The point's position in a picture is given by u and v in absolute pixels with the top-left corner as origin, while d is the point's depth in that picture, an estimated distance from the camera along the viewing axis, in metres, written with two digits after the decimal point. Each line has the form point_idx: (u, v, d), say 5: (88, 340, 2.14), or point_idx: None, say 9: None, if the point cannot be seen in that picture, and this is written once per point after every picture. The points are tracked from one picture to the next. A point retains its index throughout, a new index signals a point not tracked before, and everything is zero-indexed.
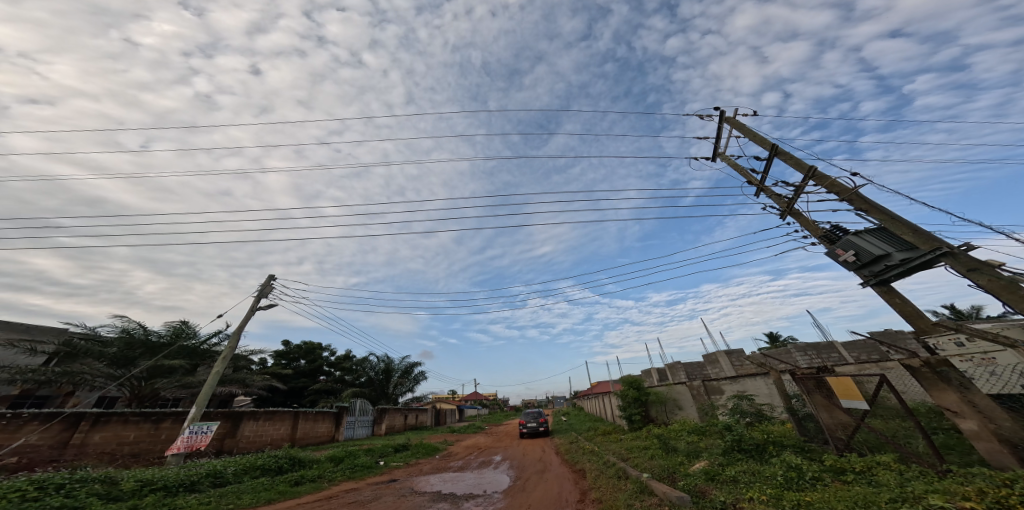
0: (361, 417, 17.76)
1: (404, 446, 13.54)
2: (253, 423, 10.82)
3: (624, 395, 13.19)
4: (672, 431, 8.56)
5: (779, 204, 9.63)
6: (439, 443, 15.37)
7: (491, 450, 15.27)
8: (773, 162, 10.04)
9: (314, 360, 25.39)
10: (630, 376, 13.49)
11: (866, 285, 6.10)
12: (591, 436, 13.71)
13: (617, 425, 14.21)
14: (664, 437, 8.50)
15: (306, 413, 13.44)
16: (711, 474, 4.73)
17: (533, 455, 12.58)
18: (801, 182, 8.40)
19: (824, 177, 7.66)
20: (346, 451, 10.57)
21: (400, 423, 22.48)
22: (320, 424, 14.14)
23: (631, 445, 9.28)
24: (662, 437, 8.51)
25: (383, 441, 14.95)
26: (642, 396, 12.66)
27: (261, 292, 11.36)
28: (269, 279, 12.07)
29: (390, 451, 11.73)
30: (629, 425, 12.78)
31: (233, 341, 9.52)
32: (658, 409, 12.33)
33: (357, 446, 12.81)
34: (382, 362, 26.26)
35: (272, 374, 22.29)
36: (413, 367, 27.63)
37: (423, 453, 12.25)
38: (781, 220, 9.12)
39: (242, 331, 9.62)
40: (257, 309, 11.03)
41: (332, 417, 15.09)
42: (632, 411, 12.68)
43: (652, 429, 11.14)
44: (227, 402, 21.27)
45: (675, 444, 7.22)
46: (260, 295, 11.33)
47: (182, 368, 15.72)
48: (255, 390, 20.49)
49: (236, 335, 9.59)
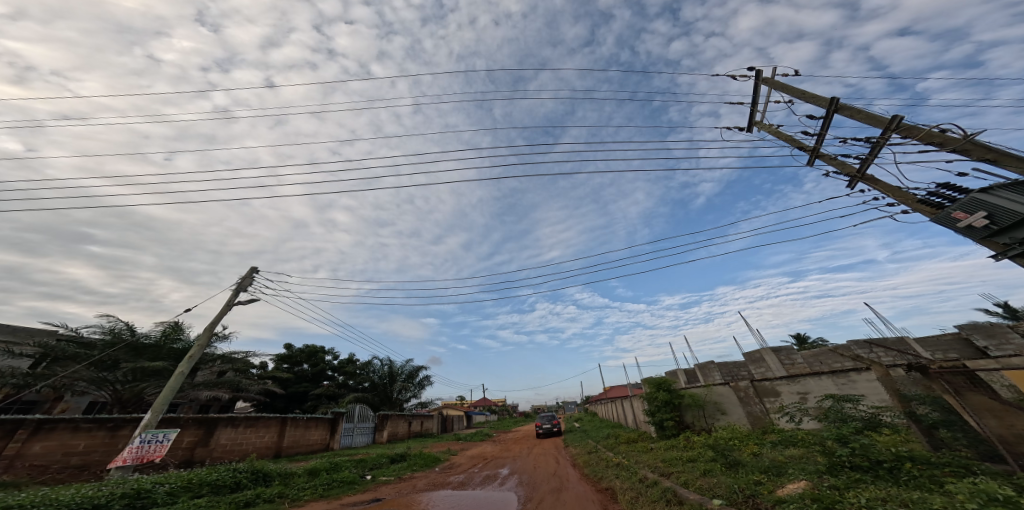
0: (360, 424, 16.42)
1: (403, 455, 12.17)
2: (232, 429, 9.56)
3: (653, 399, 11.50)
4: (730, 442, 6.93)
5: (845, 170, 8.11)
6: (442, 453, 13.88)
7: (499, 460, 13.70)
8: (831, 120, 8.52)
9: (317, 364, 24.31)
10: (658, 376, 11.82)
11: (1000, 258, 4.58)
12: (613, 445, 12.02)
13: (643, 432, 12.51)
14: (718, 449, 6.82)
15: (296, 419, 12.11)
16: (826, 501, 3.24)
17: (544, 468, 11.04)
18: (877, 137, 6.95)
19: (916, 128, 6.25)
20: (330, 462, 9.25)
21: (403, 431, 21.10)
22: (313, 431, 12.84)
23: (670, 458, 7.64)
24: (713, 450, 6.81)
25: (383, 450, 13.62)
26: (675, 399, 10.96)
27: (244, 284, 10.28)
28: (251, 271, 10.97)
29: (386, 463, 10.37)
30: (660, 433, 11.04)
31: (206, 336, 8.38)
32: (695, 415, 10.64)
33: (352, 455, 11.55)
34: (386, 366, 25.03)
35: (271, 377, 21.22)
36: (418, 371, 26.26)
37: (422, 465, 10.83)
38: (850, 188, 7.67)
39: (215, 326, 8.47)
40: (235, 304, 9.89)
41: (327, 423, 13.82)
42: (663, 417, 10.97)
43: (690, 437, 9.43)
44: (224, 408, 20.30)
45: (740, 457, 5.61)
46: (239, 288, 10.18)
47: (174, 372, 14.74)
48: (252, 396, 19.33)
49: (210, 329, 8.47)
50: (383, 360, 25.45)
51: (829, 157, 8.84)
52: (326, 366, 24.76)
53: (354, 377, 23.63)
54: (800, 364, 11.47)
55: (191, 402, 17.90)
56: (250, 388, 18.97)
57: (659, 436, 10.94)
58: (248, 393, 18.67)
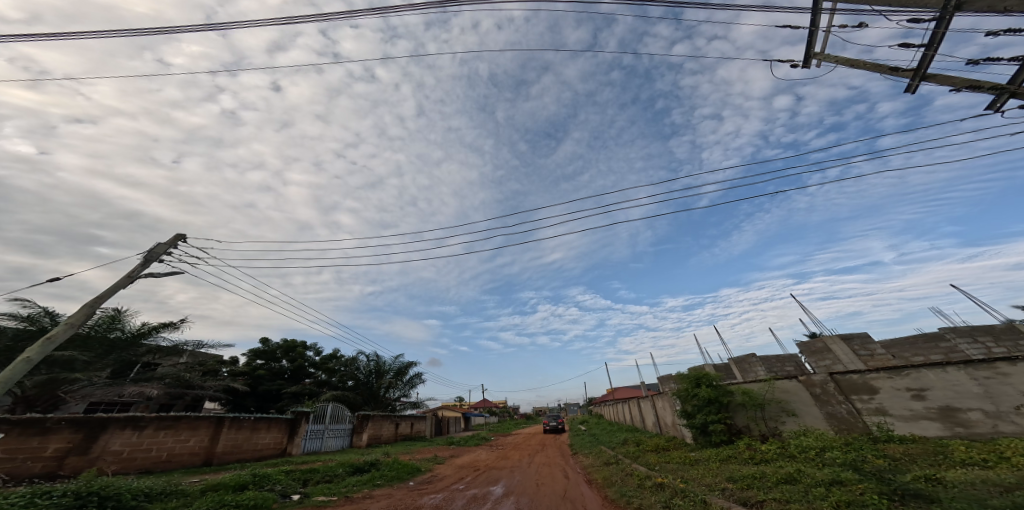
0: (334, 425, 13.97)
1: (373, 464, 9.75)
2: (132, 433, 7.08)
3: (692, 395, 9.04)
4: (857, 460, 4.41)
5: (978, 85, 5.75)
6: (422, 461, 11.38)
7: (494, 473, 11.16)
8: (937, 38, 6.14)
9: (296, 359, 21.94)
10: (696, 369, 9.41)
11: None
12: (638, 454, 9.47)
13: (673, 438, 10.02)
14: (850, 473, 4.26)
15: (240, 419, 9.67)
16: None
17: (550, 487, 8.52)
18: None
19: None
20: (260, 473, 6.86)
21: (389, 433, 18.64)
22: (263, 434, 10.41)
23: (742, 479, 5.12)
24: (836, 475, 4.24)
25: (352, 456, 11.17)
26: (722, 397, 8.53)
27: (164, 249, 8.17)
28: (177, 238, 8.66)
29: (342, 475, 7.95)
30: (704, 440, 8.49)
31: (82, 314, 6.31)
32: (754, 418, 8.21)
33: (305, 465, 9.11)
34: (372, 362, 22.58)
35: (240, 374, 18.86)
36: (408, 368, 23.76)
37: (394, 478, 8.38)
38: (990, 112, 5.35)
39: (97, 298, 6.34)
40: (141, 276, 7.59)
41: (286, 424, 11.38)
42: (707, 420, 8.41)
43: (751, 446, 6.97)
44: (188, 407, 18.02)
45: (933, 494, 3.01)
46: (149, 257, 7.84)
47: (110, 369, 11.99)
48: (211, 395, 16.76)
49: (95, 302, 6.36)
50: (369, 355, 23.01)
51: (939, 76, 6.45)
52: (307, 362, 22.42)
53: (334, 373, 21.04)
54: (880, 356, 9.14)
55: (144, 401, 15.69)
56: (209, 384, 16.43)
57: (703, 445, 8.34)
58: (202, 392, 16.00)
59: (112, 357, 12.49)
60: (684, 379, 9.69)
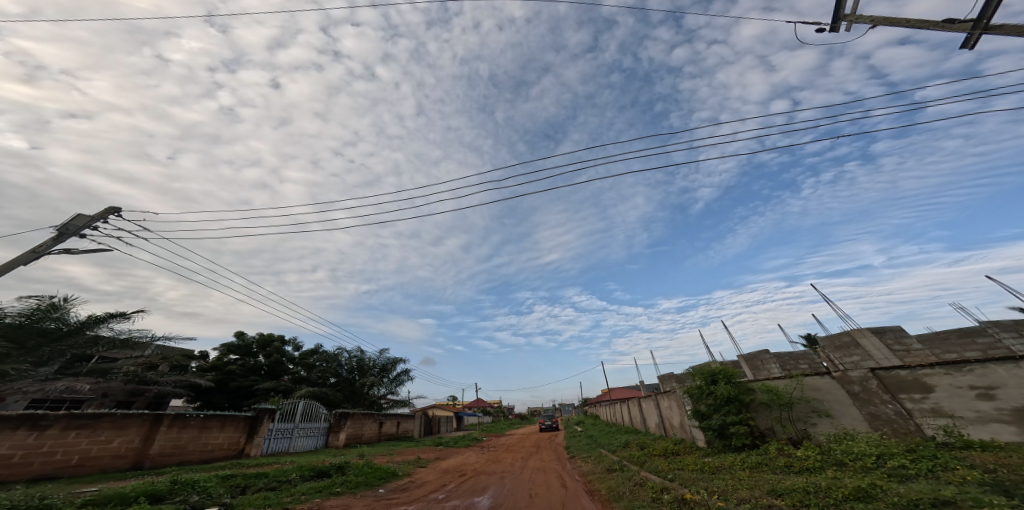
0: (305, 425, 13.22)
1: (340, 466, 8.69)
2: (34, 433, 5.82)
3: (709, 393, 7.93)
4: (969, 482, 3.25)
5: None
6: (399, 464, 10.15)
7: (480, 478, 10.03)
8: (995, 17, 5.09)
9: (273, 355, 20.80)
10: (708, 364, 8.38)
11: None
12: (644, 460, 8.30)
13: (683, 442, 8.93)
14: (957, 491, 3.13)
15: (185, 417, 8.51)
16: None
17: (540, 498, 7.41)
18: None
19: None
20: (192, 479, 5.66)
21: (371, 432, 17.40)
22: (215, 432, 9.25)
23: (791, 495, 4.00)
24: (932, 494, 3.13)
25: (316, 458, 10.01)
26: (743, 395, 7.45)
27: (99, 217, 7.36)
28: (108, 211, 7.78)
29: (302, 480, 6.90)
30: (725, 445, 7.35)
31: None
32: (782, 420, 7.09)
33: (256, 468, 7.98)
34: (355, 358, 21.29)
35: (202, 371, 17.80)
36: (395, 364, 22.52)
37: (358, 482, 7.19)
38: None
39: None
40: (45, 252, 6.66)
41: (244, 422, 10.18)
42: (726, 421, 7.30)
43: (780, 454, 5.89)
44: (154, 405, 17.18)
45: None
46: (63, 230, 6.84)
47: (58, 361, 10.76)
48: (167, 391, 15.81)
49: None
50: (353, 351, 21.75)
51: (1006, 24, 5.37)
52: (285, 358, 21.21)
53: (312, 369, 19.72)
54: (919, 351, 8.07)
55: (98, 398, 14.63)
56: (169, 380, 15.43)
57: (723, 451, 7.19)
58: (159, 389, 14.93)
59: (48, 351, 10.45)
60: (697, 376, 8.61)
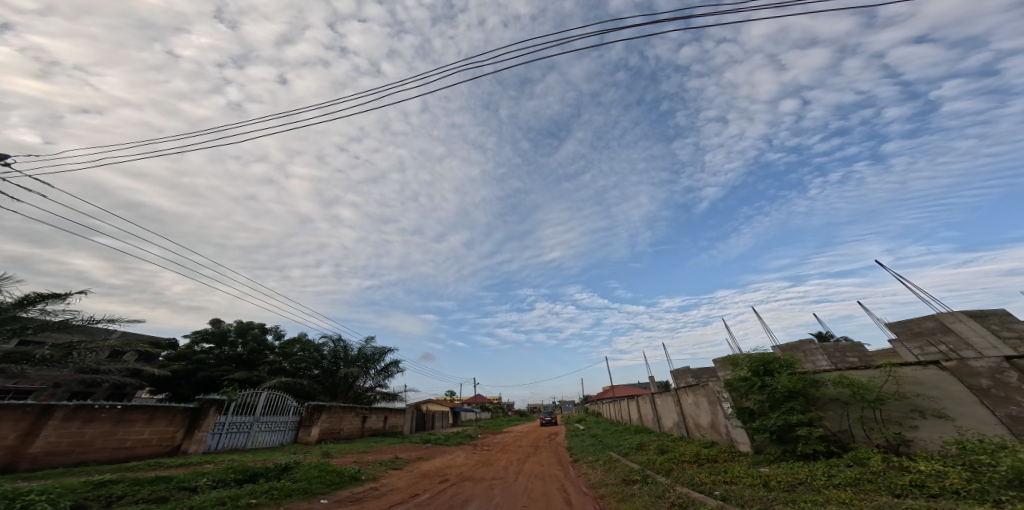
0: (268, 417, 11.72)
1: (286, 466, 7.13)
2: None
3: (762, 386, 6.06)
4: None
5: None
6: (363, 465, 8.36)
7: (461, 485, 8.39)
8: None
9: (250, 342, 19.26)
10: (754, 351, 6.54)
11: None
12: (672, 469, 6.45)
13: (718, 447, 7.17)
14: None
15: (94, 408, 6.82)
16: None
17: None
18: None
19: None
20: (53, 488, 4.08)
21: (353, 426, 15.80)
22: (138, 427, 7.54)
23: None
24: None
25: (264, 457, 8.33)
26: (810, 389, 5.56)
27: None
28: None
29: (238, 484, 5.48)
30: (787, 453, 5.43)
31: None
32: (869, 422, 5.19)
33: (163, 471, 6.15)
34: (338, 348, 19.57)
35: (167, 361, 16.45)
36: (383, 355, 20.87)
37: (293, 487, 5.51)
38: None
39: None
40: None
41: (183, 414, 8.55)
42: (789, 421, 5.35)
43: (877, 469, 4.05)
44: (114, 396, 15.90)
45: None
46: None
47: None
48: (118, 380, 14.46)
49: None
50: (338, 340, 20.09)
51: None
52: (263, 346, 19.65)
53: (291, 359, 18.12)
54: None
55: (49, 386, 13.33)
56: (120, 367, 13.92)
57: (788, 462, 5.24)
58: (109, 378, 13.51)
59: None
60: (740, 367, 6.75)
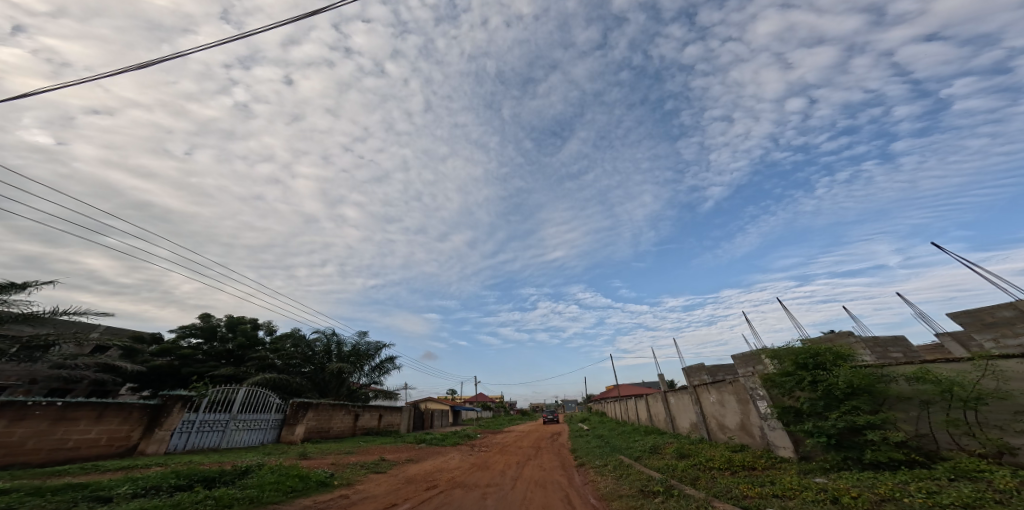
0: (246, 415, 10.81)
1: (245, 469, 6.16)
2: None
3: (813, 383, 4.97)
4: None
5: None
6: (337, 468, 7.34)
7: (451, 491, 7.42)
8: None
9: (240, 337, 18.44)
10: (800, 344, 5.44)
11: None
12: (698, 478, 5.42)
13: (750, 452, 6.10)
14: None
15: (28, 405, 5.88)
16: None
17: None
18: None
19: None
20: None
21: (343, 425, 14.90)
22: (82, 426, 6.61)
23: None
24: None
25: (227, 459, 7.39)
26: (877, 384, 4.46)
27: None
28: None
29: (169, 493, 4.54)
30: (850, 463, 4.29)
31: None
32: (958, 426, 4.03)
33: (90, 477, 5.13)
34: (331, 343, 18.67)
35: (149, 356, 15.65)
36: (379, 351, 19.94)
37: (236, 497, 4.52)
38: None
39: None
40: None
41: (141, 412, 7.64)
42: (854, 424, 4.22)
43: (1000, 487, 2.95)
44: (96, 393, 15.18)
45: None
46: None
47: None
48: (95, 376, 13.67)
49: None
50: (332, 334, 19.20)
51: None
52: (254, 341, 18.83)
53: (281, 354, 17.27)
54: None
55: (22, 383, 12.61)
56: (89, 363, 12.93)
57: (854, 475, 4.08)
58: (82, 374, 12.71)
59: None
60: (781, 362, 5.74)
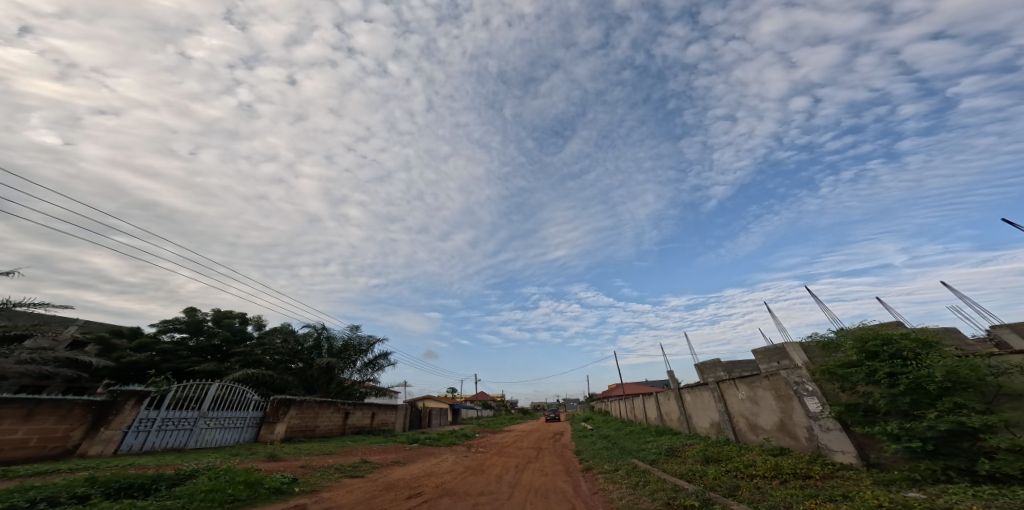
0: (219, 413, 9.83)
1: (188, 472, 5.15)
2: None
3: (890, 376, 3.85)
4: None
5: None
6: (301, 473, 6.30)
7: (437, 500, 6.39)
8: None
9: (224, 331, 17.46)
10: (868, 330, 4.36)
11: None
12: (739, 489, 4.36)
13: (795, 457, 5.02)
14: None
15: None
16: None
17: None
18: None
19: None
20: None
21: (332, 423, 13.97)
22: (4, 426, 5.62)
23: None
24: None
25: (176, 462, 6.36)
26: (986, 377, 3.35)
27: None
28: None
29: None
30: (953, 475, 3.18)
31: None
32: None
33: None
34: (320, 337, 17.71)
35: (126, 350, 14.73)
36: (372, 346, 18.97)
37: (147, 509, 3.50)
38: None
39: None
40: None
41: (81, 409, 6.64)
42: (960, 426, 3.10)
43: None
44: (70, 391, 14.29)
45: None
46: None
47: None
48: (64, 372, 12.75)
49: None
50: (322, 329, 18.24)
51: None
52: (240, 335, 17.87)
53: (267, 348, 16.33)
54: None
55: None
56: (55, 357, 11.98)
57: (967, 489, 2.92)
58: (48, 369, 11.80)
59: None
60: (842, 352, 4.67)
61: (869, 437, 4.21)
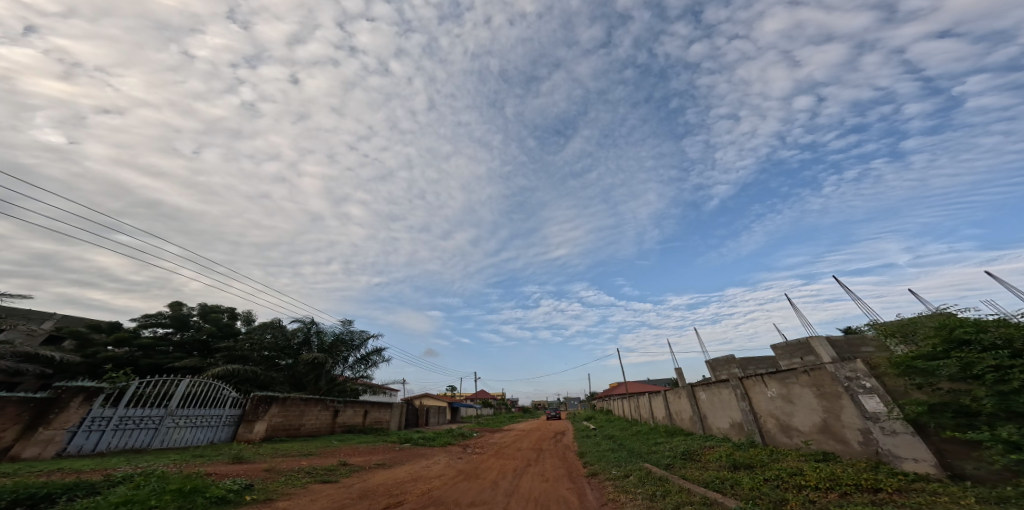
0: (190, 411, 9.00)
1: (115, 479, 4.26)
2: None
3: (994, 372, 2.93)
4: None
5: None
6: (258, 478, 5.34)
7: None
8: None
9: (209, 326, 16.67)
10: (952, 315, 3.46)
11: None
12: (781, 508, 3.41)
13: (843, 465, 4.07)
14: None
15: None
16: None
17: None
18: None
19: None
20: None
21: (319, 421, 13.16)
22: None
23: None
24: None
25: (117, 465, 5.51)
26: None
27: None
28: None
29: None
30: None
31: None
32: None
33: None
34: (311, 331, 16.91)
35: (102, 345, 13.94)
36: (365, 342, 18.17)
37: None
38: None
39: None
40: None
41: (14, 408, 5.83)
42: None
43: None
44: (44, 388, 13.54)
45: None
46: None
47: None
48: (32, 368, 11.93)
49: None
50: (313, 323, 17.45)
51: None
52: (226, 330, 17.08)
53: (254, 342, 15.55)
54: None
55: None
56: (20, 351, 11.19)
57: None
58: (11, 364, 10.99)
59: None
60: (917, 342, 3.77)
61: (954, 444, 3.31)
